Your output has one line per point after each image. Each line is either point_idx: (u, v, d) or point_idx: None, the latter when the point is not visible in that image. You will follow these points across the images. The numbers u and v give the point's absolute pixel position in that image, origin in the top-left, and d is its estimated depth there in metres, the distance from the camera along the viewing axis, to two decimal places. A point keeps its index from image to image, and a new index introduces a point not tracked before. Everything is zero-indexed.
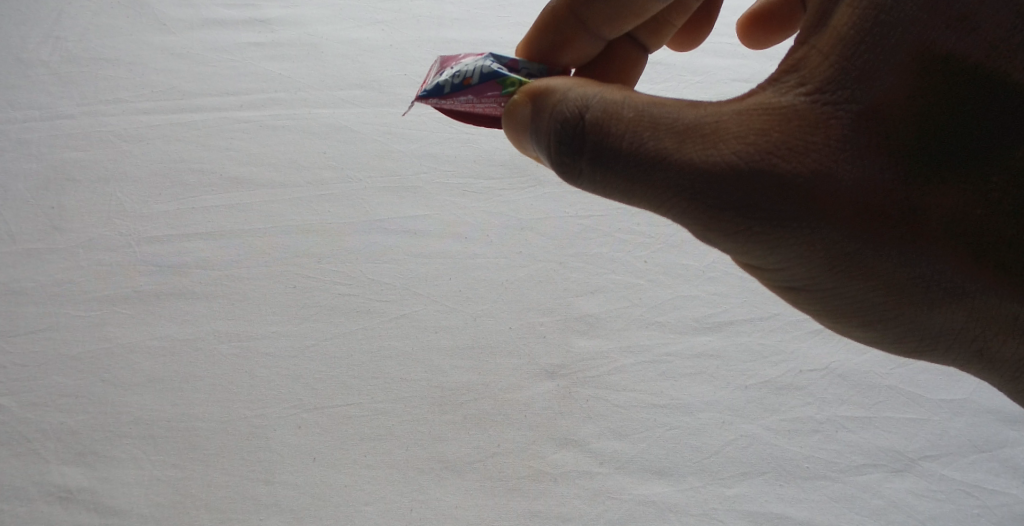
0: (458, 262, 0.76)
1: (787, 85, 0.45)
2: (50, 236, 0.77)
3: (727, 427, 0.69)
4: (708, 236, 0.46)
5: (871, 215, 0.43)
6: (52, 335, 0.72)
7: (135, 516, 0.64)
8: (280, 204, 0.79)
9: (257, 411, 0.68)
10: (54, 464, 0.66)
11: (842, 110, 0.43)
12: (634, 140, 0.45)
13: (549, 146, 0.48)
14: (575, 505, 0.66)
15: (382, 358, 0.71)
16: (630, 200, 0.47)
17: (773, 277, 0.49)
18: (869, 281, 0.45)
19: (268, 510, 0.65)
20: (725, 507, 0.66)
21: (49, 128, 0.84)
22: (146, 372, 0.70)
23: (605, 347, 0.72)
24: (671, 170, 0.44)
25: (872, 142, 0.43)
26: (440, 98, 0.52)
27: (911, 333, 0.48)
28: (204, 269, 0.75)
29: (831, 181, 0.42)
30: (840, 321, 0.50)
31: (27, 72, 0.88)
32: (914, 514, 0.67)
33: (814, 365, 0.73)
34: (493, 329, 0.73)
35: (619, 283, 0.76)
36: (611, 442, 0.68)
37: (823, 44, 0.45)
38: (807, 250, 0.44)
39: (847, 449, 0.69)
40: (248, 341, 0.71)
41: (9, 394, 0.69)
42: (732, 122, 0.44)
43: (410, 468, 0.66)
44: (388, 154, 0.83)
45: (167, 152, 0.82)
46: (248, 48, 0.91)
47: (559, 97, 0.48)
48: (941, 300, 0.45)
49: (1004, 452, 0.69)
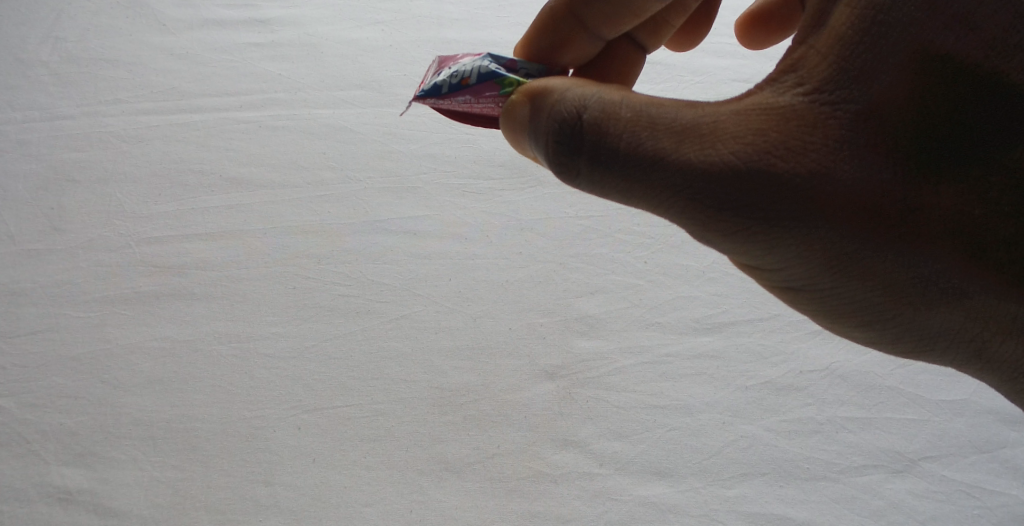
0: (458, 262, 0.76)
1: (785, 85, 0.44)
2: (50, 237, 0.77)
3: (727, 428, 0.69)
4: (706, 236, 0.45)
5: (870, 216, 0.42)
6: (52, 336, 0.71)
7: (135, 516, 0.64)
8: (280, 204, 0.79)
9: (257, 412, 0.68)
10: (54, 464, 0.66)
11: (841, 110, 0.43)
12: (633, 140, 0.44)
13: (547, 146, 0.48)
14: (576, 505, 0.66)
15: (382, 359, 0.71)
16: (628, 200, 0.46)
17: (772, 277, 0.49)
18: (867, 282, 0.45)
19: (268, 511, 0.65)
20: (725, 508, 0.66)
21: (49, 128, 0.83)
22: (146, 373, 0.70)
23: (605, 348, 0.72)
24: (669, 170, 0.43)
25: (870, 143, 0.43)
26: (438, 98, 0.51)
27: (909, 333, 0.48)
28: (204, 270, 0.75)
29: (830, 181, 0.42)
30: (839, 321, 0.50)
31: (26, 72, 0.87)
32: (914, 515, 0.67)
33: (814, 365, 0.73)
34: (493, 329, 0.73)
35: (620, 283, 0.76)
36: (611, 443, 0.68)
37: (821, 44, 0.44)
38: (805, 250, 0.44)
39: (847, 450, 0.69)
40: (248, 341, 0.71)
41: (10, 395, 0.69)
42: (730, 122, 0.44)
43: (410, 469, 0.66)
44: (388, 154, 0.83)
45: (166, 153, 0.82)
46: (248, 48, 0.90)
47: (557, 96, 0.47)
48: (941, 301, 0.44)
49: (1005, 453, 0.69)
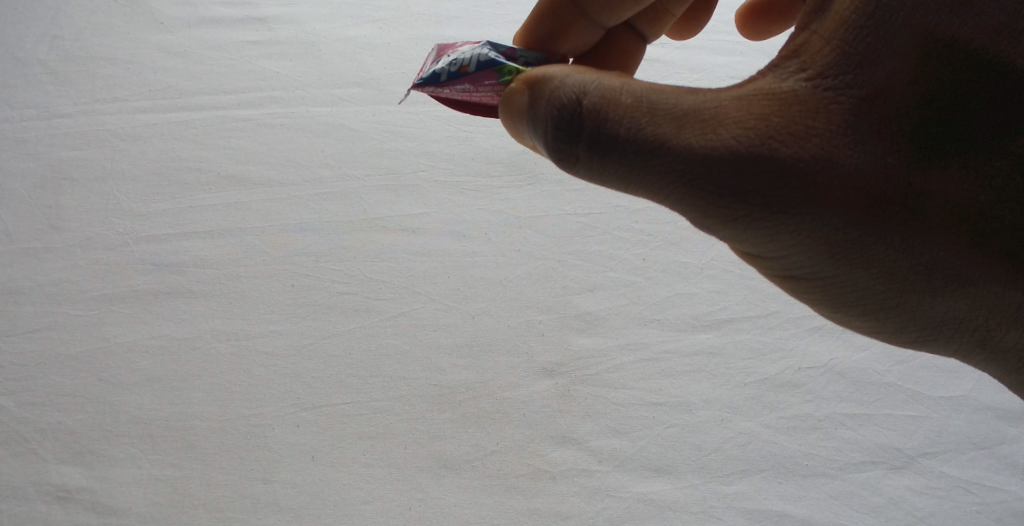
0: (457, 261, 0.76)
1: (788, 70, 0.45)
2: (48, 236, 0.77)
3: (727, 424, 0.69)
4: (708, 223, 0.45)
5: (873, 203, 0.42)
6: (51, 335, 0.71)
7: (134, 515, 0.64)
8: (278, 202, 0.79)
9: (255, 410, 0.68)
10: (51, 464, 0.66)
11: (844, 95, 0.43)
12: (632, 126, 0.44)
13: (546, 134, 0.48)
14: (575, 503, 0.66)
15: (381, 356, 0.71)
16: (628, 187, 0.46)
17: (773, 265, 0.48)
18: (870, 270, 0.45)
19: (267, 509, 0.65)
20: (724, 505, 0.66)
21: (47, 127, 0.83)
22: (145, 372, 0.70)
23: (603, 346, 0.72)
24: (670, 155, 0.44)
25: (874, 128, 0.43)
26: (437, 86, 0.51)
27: (912, 324, 0.48)
28: (202, 268, 0.75)
29: (832, 166, 0.42)
30: (839, 311, 0.50)
31: (23, 71, 0.87)
32: (914, 512, 0.67)
33: (814, 362, 0.73)
34: (492, 327, 0.73)
35: (620, 281, 0.76)
36: (611, 440, 0.68)
37: (824, 29, 0.45)
38: (807, 237, 0.44)
39: (846, 447, 0.69)
40: (247, 340, 0.71)
41: (9, 393, 0.69)
42: (732, 108, 0.44)
43: (409, 467, 0.66)
44: (386, 152, 0.83)
45: (165, 152, 0.82)
46: (246, 46, 0.90)
47: (556, 82, 0.47)
48: (945, 289, 0.44)
49: (1003, 449, 0.69)
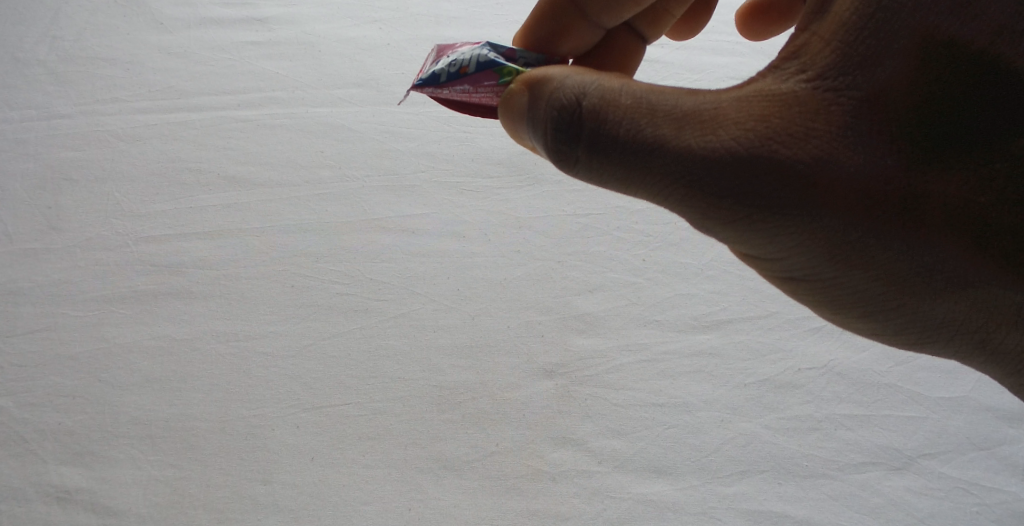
0: (457, 262, 0.76)
1: (788, 71, 0.45)
2: (48, 236, 0.77)
3: (727, 425, 0.69)
4: (708, 224, 0.45)
5: (873, 204, 0.42)
6: (50, 335, 0.71)
7: (134, 516, 0.64)
8: (278, 203, 0.79)
9: (255, 411, 0.68)
10: (51, 464, 0.66)
11: (844, 97, 0.43)
12: (632, 127, 0.44)
13: (546, 135, 0.48)
14: (574, 504, 0.66)
15: (381, 357, 0.71)
16: (628, 188, 0.46)
17: (773, 267, 0.49)
18: (870, 271, 0.45)
19: (266, 510, 0.65)
20: (724, 505, 0.66)
21: (47, 128, 0.83)
22: (145, 372, 0.70)
23: (602, 347, 0.72)
24: (670, 156, 0.44)
25: (874, 130, 0.43)
26: (436, 87, 0.51)
27: (912, 325, 0.48)
28: (201, 269, 0.75)
29: (832, 167, 0.42)
30: (839, 312, 0.50)
31: (23, 71, 0.87)
32: (913, 512, 0.67)
33: (814, 363, 0.73)
34: (492, 328, 0.73)
35: (619, 282, 0.76)
36: (611, 441, 0.68)
37: (824, 31, 0.45)
38: (807, 238, 0.44)
39: (846, 448, 0.69)
40: (247, 341, 0.71)
41: (9, 394, 0.69)
42: (732, 109, 0.44)
43: (409, 467, 0.66)
44: (386, 152, 0.83)
45: (165, 152, 0.82)
46: (246, 47, 0.90)
47: (555, 83, 0.47)
48: (946, 290, 0.44)
49: (1003, 450, 0.69)
